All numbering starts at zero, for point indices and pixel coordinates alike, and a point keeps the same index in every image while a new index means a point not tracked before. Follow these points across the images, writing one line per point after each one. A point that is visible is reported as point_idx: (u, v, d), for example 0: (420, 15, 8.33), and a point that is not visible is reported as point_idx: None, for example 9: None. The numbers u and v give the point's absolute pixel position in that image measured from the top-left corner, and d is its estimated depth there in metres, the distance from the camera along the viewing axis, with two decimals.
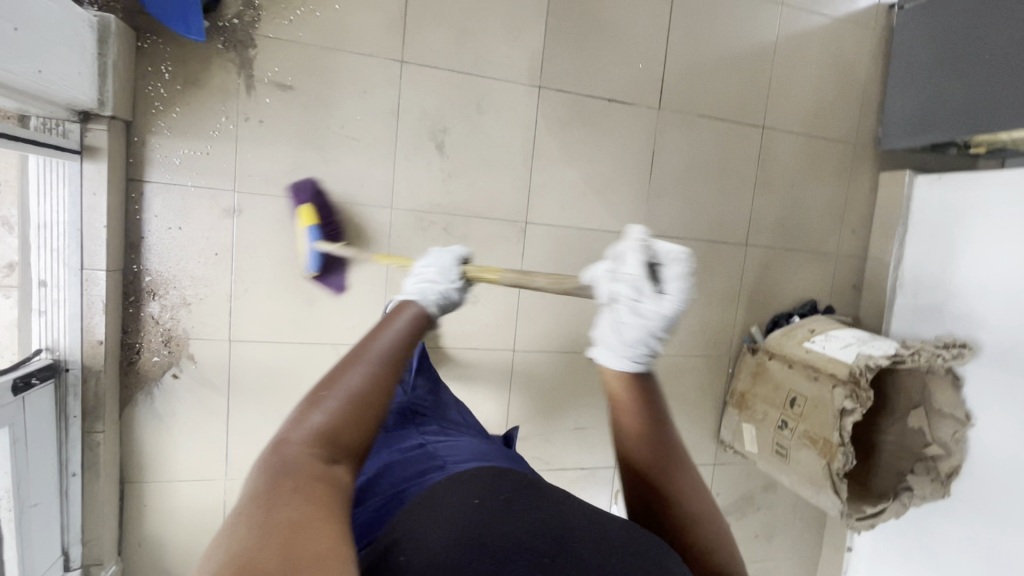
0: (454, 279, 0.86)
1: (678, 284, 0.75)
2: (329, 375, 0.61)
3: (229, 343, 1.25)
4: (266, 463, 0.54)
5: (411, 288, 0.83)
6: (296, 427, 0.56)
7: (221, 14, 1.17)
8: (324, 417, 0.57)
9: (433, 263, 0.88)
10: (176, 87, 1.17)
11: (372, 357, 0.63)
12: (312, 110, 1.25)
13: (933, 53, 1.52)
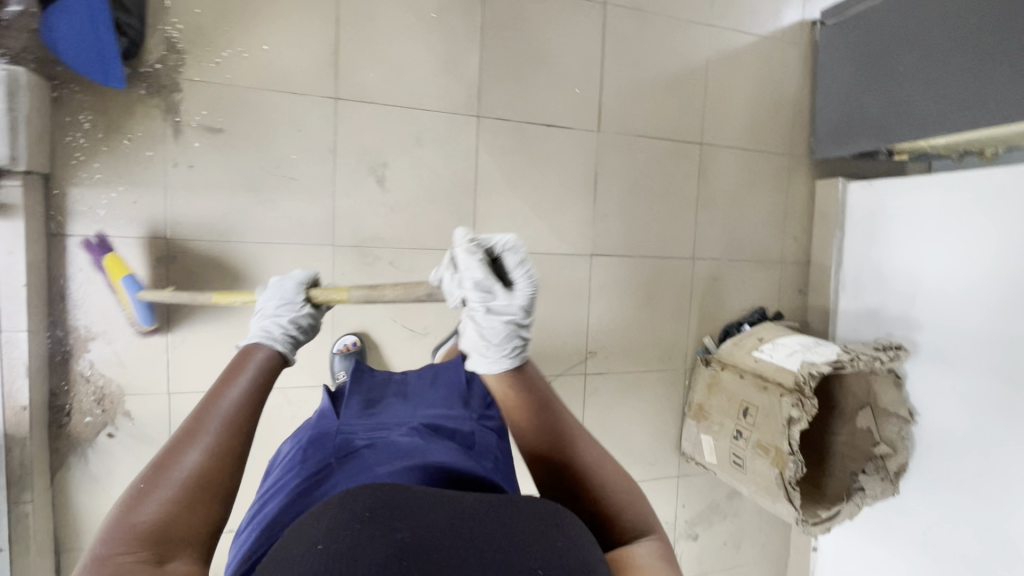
0: (296, 308, 0.90)
1: (522, 272, 0.81)
2: (161, 459, 0.60)
3: (168, 396, 1.21)
4: (91, 570, 0.51)
5: (259, 325, 0.85)
6: (122, 525, 0.55)
7: (142, 60, 1.14)
8: (155, 507, 0.56)
9: (275, 294, 0.91)
10: (97, 136, 1.13)
11: (211, 425, 0.63)
12: (245, 152, 1.22)
13: (854, 67, 1.59)
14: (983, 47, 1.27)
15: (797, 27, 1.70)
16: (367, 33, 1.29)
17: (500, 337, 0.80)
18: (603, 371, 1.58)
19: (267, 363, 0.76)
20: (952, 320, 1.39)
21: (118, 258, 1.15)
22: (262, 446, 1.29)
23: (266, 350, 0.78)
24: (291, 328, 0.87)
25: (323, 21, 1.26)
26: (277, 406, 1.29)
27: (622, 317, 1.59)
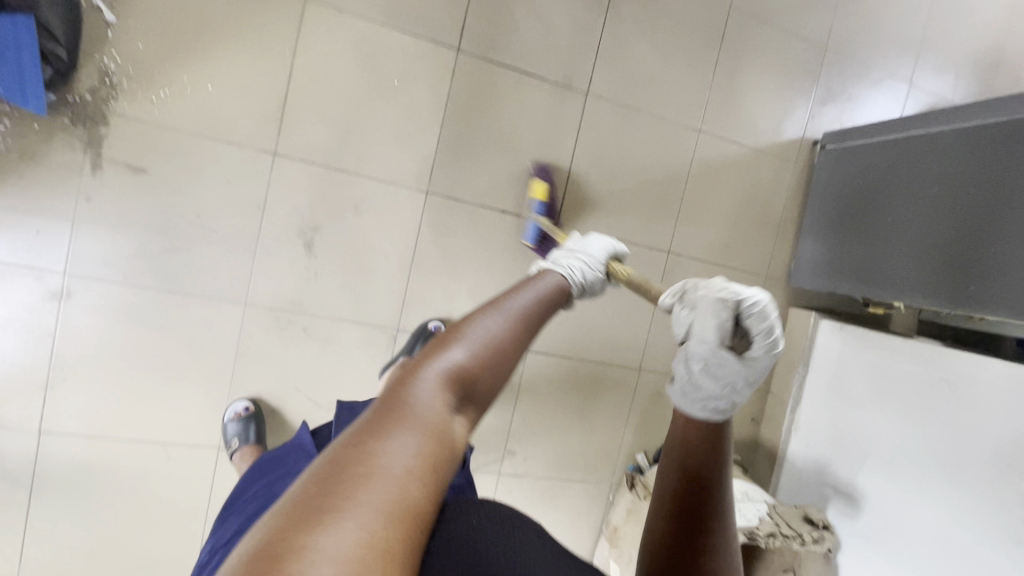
0: (600, 261, 0.98)
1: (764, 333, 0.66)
2: (467, 317, 0.56)
3: (39, 434, 1.15)
4: (393, 385, 0.49)
5: (572, 265, 0.93)
6: (430, 360, 0.51)
7: (72, 87, 1.09)
8: (464, 358, 0.52)
9: (586, 250, 1.00)
10: (8, 160, 1.08)
11: (512, 318, 0.57)
12: (166, 196, 1.16)
13: (845, 202, 1.48)
14: (977, 224, 1.16)
15: (792, 145, 1.61)
16: (322, 91, 1.23)
17: (715, 377, 0.63)
18: (520, 472, 1.49)
19: (567, 289, 0.72)
20: (913, 512, 1.26)
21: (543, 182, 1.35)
22: (132, 499, 1.22)
23: (561, 279, 0.74)
24: (591, 281, 0.94)
25: (276, 73, 1.20)
26: (155, 462, 1.22)
27: (551, 419, 1.49)
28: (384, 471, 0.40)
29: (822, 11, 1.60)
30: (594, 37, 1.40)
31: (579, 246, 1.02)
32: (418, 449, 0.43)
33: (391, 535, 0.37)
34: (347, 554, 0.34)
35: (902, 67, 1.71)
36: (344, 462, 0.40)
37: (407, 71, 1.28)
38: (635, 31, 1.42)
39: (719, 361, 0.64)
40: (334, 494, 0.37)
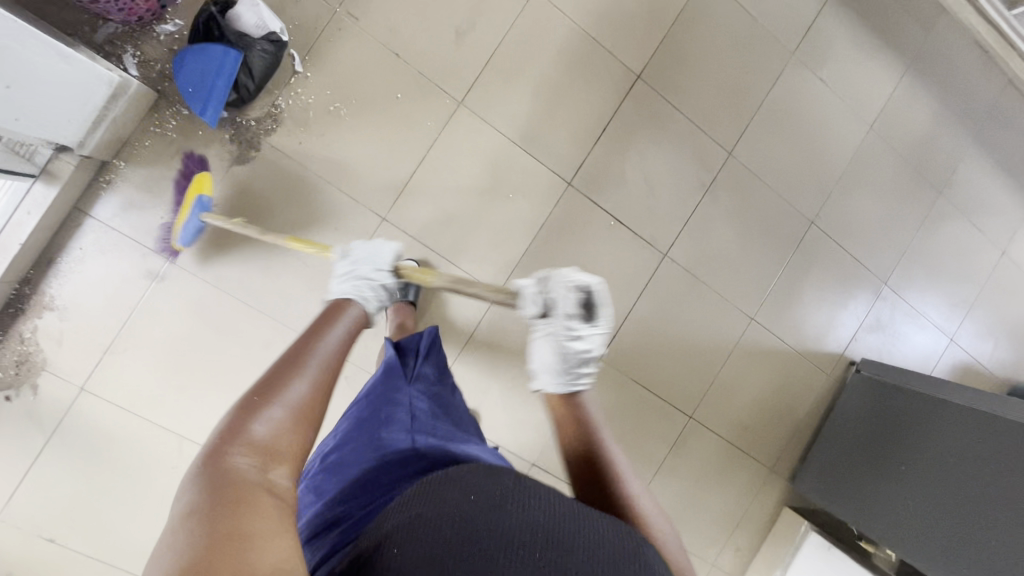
0: (383, 271, 0.95)
1: (601, 314, 0.94)
2: (271, 380, 0.66)
3: (80, 390, 1.22)
4: (203, 479, 0.54)
5: (371, 297, 0.92)
6: (229, 445, 0.58)
7: (243, 111, 1.23)
8: (275, 424, 0.62)
9: (361, 255, 0.96)
10: (166, 151, 1.21)
11: (318, 364, 0.71)
12: (279, 223, 1.28)
13: (875, 420, 1.55)
14: (979, 524, 1.25)
15: (828, 357, 1.71)
16: (443, 181, 1.37)
17: (568, 360, 0.88)
18: None
19: (360, 320, 0.86)
20: None
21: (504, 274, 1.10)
22: (128, 480, 1.25)
23: (354, 315, 0.85)
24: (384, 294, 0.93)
25: (412, 153, 1.34)
26: (166, 451, 1.27)
27: None
28: (245, 541, 0.48)
29: (890, 249, 1.74)
30: (686, 210, 1.54)
31: (354, 258, 0.97)
32: (270, 508, 0.53)
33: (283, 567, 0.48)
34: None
35: (947, 321, 1.82)
36: (204, 550, 0.46)
37: (519, 187, 1.42)
38: (722, 216, 1.56)
39: (569, 342, 0.90)
40: (213, 569, 0.45)
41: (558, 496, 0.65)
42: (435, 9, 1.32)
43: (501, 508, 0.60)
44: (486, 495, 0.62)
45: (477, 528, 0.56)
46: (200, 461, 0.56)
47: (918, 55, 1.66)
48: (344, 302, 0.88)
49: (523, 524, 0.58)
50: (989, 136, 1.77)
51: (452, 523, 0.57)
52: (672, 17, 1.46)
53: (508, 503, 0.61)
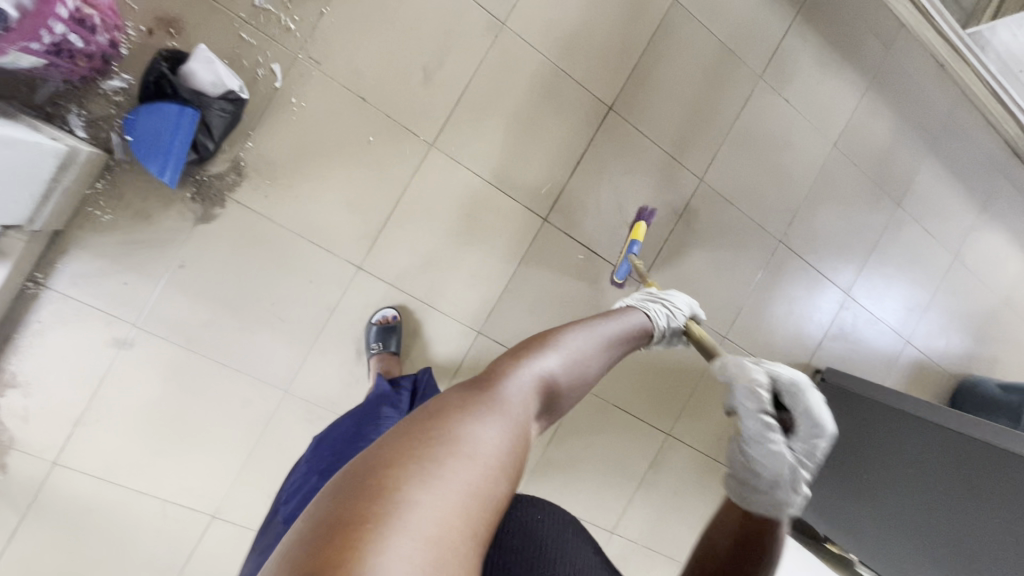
0: (685, 312, 0.98)
1: (814, 427, 0.83)
2: (547, 347, 0.67)
3: (52, 465, 1.18)
4: (485, 377, 0.60)
5: (658, 312, 0.93)
6: (501, 376, 0.60)
7: (203, 168, 1.17)
8: (541, 374, 0.64)
9: (681, 303, 1.00)
10: (123, 214, 1.15)
11: (587, 363, 0.70)
12: (250, 279, 1.24)
13: (841, 421, 1.67)
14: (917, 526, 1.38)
15: (797, 367, 1.79)
16: (418, 225, 1.34)
17: (759, 474, 0.78)
18: None
19: (634, 338, 0.82)
20: None
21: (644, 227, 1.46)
22: (111, 549, 1.23)
23: (627, 323, 0.83)
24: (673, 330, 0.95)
25: (385, 199, 1.30)
26: (149, 516, 1.25)
27: None
28: (459, 454, 0.49)
29: (854, 261, 1.80)
30: (661, 237, 1.56)
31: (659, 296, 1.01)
32: (500, 437, 0.53)
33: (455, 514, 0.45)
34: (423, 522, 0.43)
35: (905, 325, 1.92)
36: (417, 442, 0.49)
37: (497, 226, 1.40)
38: (696, 241, 1.59)
39: (767, 449, 0.79)
40: (421, 463, 0.47)
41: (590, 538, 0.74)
42: (402, 47, 1.26)
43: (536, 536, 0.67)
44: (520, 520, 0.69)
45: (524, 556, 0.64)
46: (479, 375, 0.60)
47: (881, 72, 1.70)
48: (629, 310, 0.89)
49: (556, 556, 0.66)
50: (945, 148, 1.83)
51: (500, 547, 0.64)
52: (643, 45, 1.44)
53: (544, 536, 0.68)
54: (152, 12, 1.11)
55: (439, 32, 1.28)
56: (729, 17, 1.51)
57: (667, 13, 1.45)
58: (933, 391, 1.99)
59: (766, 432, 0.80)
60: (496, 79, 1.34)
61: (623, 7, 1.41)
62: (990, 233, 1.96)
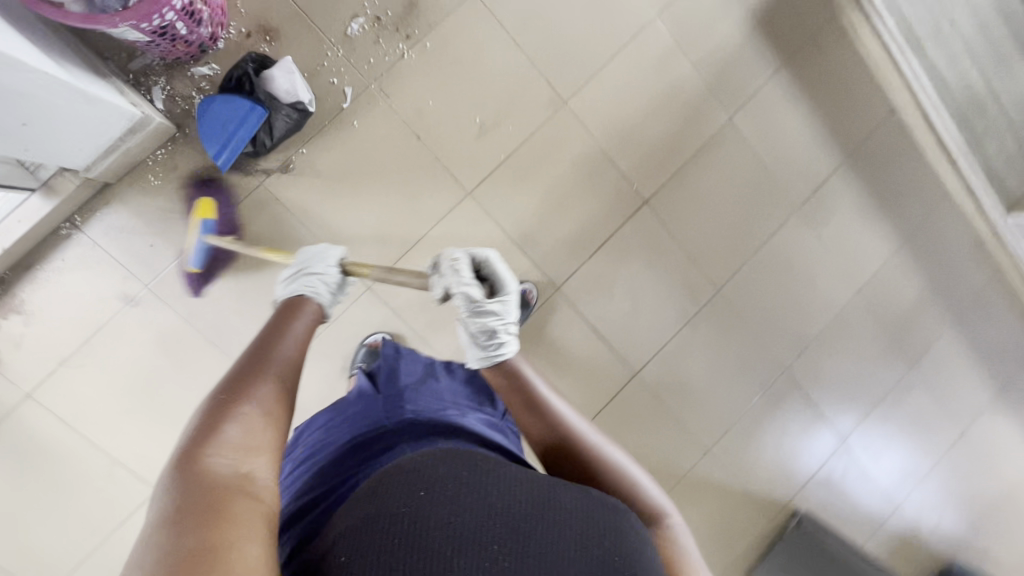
0: (331, 266, 1.04)
1: (502, 279, 1.00)
2: (236, 395, 0.70)
3: (25, 395, 1.21)
4: (182, 477, 0.59)
5: (313, 288, 1.00)
6: (209, 443, 0.63)
7: (256, 162, 1.25)
8: (240, 428, 0.66)
9: (319, 260, 1.05)
10: (171, 183, 1.22)
11: (279, 374, 0.77)
12: (264, 271, 1.29)
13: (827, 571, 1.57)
14: None
15: (776, 505, 1.71)
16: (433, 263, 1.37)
17: (481, 334, 0.92)
18: None
19: (314, 318, 0.95)
20: None
21: (211, 202, 1.23)
22: (49, 493, 1.23)
23: (308, 317, 0.93)
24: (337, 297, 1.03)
25: (410, 232, 1.34)
26: (96, 472, 1.26)
27: None
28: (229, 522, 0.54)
29: (854, 411, 1.75)
30: (664, 335, 1.56)
31: (307, 259, 1.05)
32: (245, 509, 0.57)
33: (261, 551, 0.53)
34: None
35: (889, 500, 1.82)
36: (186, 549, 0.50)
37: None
38: (698, 347, 1.58)
39: (479, 313, 0.94)
40: None
41: (525, 489, 0.65)
42: (465, 100, 1.35)
43: (448, 498, 0.62)
44: (443, 483, 0.64)
45: (429, 531, 0.59)
46: (174, 472, 0.59)
47: (918, 234, 1.71)
48: (302, 300, 0.96)
49: (480, 515, 0.61)
50: (969, 323, 1.81)
51: (402, 521, 0.59)
52: (690, 153, 1.51)
53: (469, 496, 0.63)
54: (255, 18, 1.22)
55: (504, 96, 1.37)
56: (778, 147, 1.57)
57: (720, 130, 1.52)
58: (915, 569, 1.86)
59: (473, 302, 0.94)
60: (543, 149, 1.41)
61: (679, 115, 1.49)
62: (1003, 421, 1.90)
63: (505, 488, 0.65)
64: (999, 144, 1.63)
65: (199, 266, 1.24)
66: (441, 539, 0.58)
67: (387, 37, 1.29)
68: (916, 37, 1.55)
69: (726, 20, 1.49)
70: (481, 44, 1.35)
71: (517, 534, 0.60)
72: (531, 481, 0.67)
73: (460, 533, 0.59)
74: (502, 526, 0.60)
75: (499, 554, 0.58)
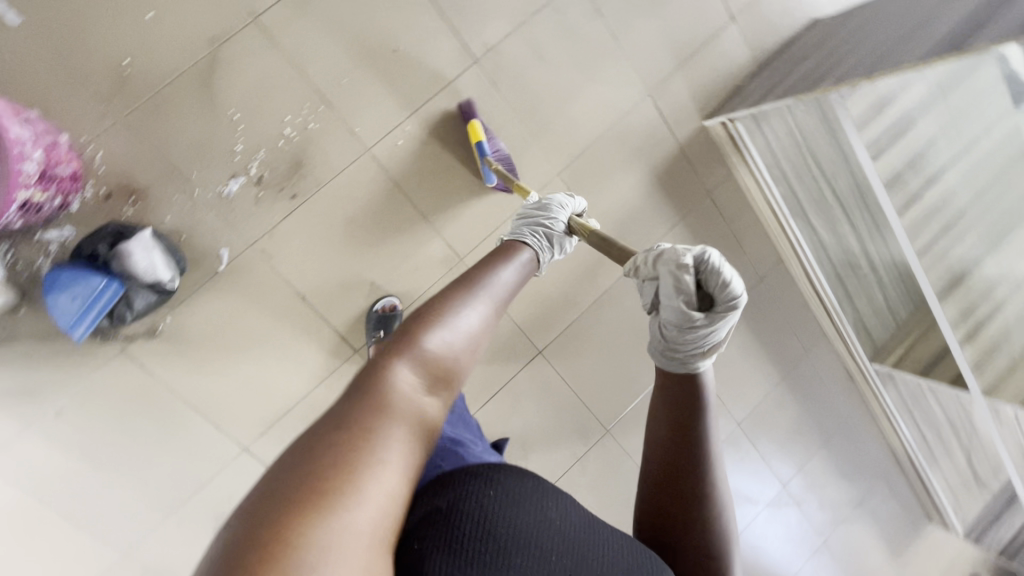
0: (559, 223, 0.98)
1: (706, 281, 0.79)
2: (450, 308, 0.65)
3: None
4: (377, 364, 0.58)
5: (536, 239, 0.92)
6: (406, 354, 0.59)
7: (117, 330, 1.17)
8: (435, 350, 0.61)
9: (557, 207, 1.02)
10: (14, 354, 1.12)
11: (487, 303, 0.69)
12: (128, 441, 1.21)
13: None
14: None
15: None
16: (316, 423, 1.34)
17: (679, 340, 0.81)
18: None
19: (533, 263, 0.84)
20: None
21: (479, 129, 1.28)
22: None
23: (530, 263, 0.82)
24: (553, 243, 0.95)
25: (293, 392, 1.31)
26: None
27: None
28: (372, 473, 0.50)
29: None
30: (553, 473, 1.62)
31: (544, 206, 1.02)
32: (394, 449, 0.52)
33: (372, 531, 0.48)
34: (344, 544, 0.45)
35: None
36: (322, 452, 0.49)
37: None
38: (587, 483, 1.65)
39: (691, 329, 0.79)
40: (317, 489, 0.47)
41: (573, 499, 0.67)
42: (356, 260, 1.31)
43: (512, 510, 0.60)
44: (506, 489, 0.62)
45: (494, 525, 0.58)
46: (376, 359, 0.59)
47: (796, 369, 1.84)
48: (517, 242, 0.86)
49: (541, 524, 0.61)
50: (836, 447, 1.97)
51: (473, 516, 0.58)
52: (584, 305, 1.57)
53: (535, 505, 0.62)
54: (117, 178, 1.13)
55: (397, 256, 1.34)
56: None
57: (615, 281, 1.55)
58: None
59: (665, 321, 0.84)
60: None
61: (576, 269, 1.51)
62: (864, 529, 2.08)
63: (558, 505, 0.64)
64: (868, 300, 1.72)
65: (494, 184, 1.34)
66: (504, 544, 0.58)
67: (269, 196, 1.23)
68: (799, 206, 1.61)
69: (629, 177, 1.50)
70: (374, 203, 1.31)
71: (567, 535, 0.62)
72: (582, 508, 0.67)
73: (529, 529, 0.60)
74: (561, 543, 0.61)
75: (559, 550, 0.61)
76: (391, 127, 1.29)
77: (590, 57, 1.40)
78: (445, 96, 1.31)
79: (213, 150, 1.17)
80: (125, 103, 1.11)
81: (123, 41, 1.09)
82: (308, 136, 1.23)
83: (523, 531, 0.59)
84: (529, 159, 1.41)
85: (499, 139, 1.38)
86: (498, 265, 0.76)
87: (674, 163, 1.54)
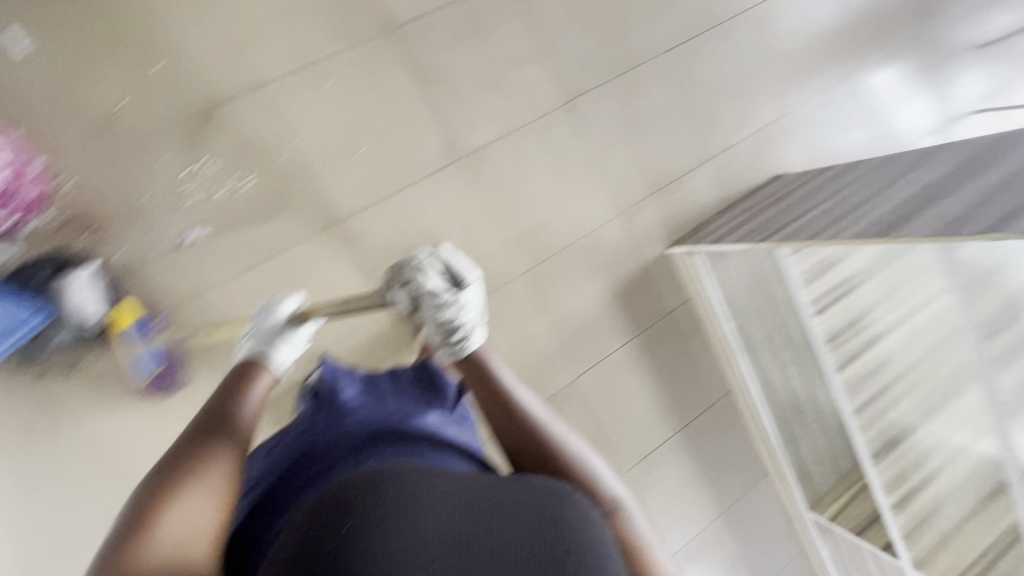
0: (276, 324, 1.11)
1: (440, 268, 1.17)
2: (184, 467, 0.84)
3: None
4: (132, 546, 0.74)
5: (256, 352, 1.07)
6: (143, 531, 0.76)
7: (34, 360, 1.12)
8: (173, 514, 0.78)
9: (266, 319, 1.12)
10: None
11: (224, 438, 0.90)
12: (11, 476, 1.13)
13: None
14: None
15: None
16: None
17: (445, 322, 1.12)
18: None
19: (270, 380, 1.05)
20: None
21: (134, 301, 1.16)
22: None
23: (267, 376, 1.04)
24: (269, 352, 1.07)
25: None
26: None
27: None
28: None
29: None
30: None
31: (263, 316, 1.13)
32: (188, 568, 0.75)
33: None
34: None
35: None
36: None
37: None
38: None
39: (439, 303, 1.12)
40: None
41: (469, 489, 0.77)
42: None
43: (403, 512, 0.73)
44: (401, 493, 0.76)
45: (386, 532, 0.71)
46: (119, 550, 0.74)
47: (735, 505, 1.80)
48: (252, 360, 1.06)
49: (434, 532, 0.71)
50: None
51: (369, 527, 0.72)
52: None
53: (426, 506, 0.74)
54: (77, 210, 1.13)
55: None
56: (616, 411, 1.62)
57: (562, 387, 1.55)
58: None
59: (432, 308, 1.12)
60: None
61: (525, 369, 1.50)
62: None
63: (449, 500, 0.75)
64: (812, 446, 1.73)
65: (151, 372, 1.17)
66: (402, 544, 0.70)
67: (228, 250, 1.23)
68: (751, 343, 1.63)
69: (589, 288, 1.55)
70: (333, 273, 1.31)
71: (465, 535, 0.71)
72: (478, 498, 0.75)
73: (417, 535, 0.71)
74: (453, 546, 0.70)
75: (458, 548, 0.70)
76: (365, 205, 1.32)
77: (568, 173, 1.49)
78: (423, 185, 1.37)
79: (182, 199, 1.19)
80: (106, 142, 1.14)
81: (121, 87, 1.14)
82: (281, 201, 1.26)
83: (417, 533, 0.71)
84: (495, 255, 1.45)
85: (469, 232, 1.42)
86: (229, 402, 0.96)
87: (635, 282, 1.59)
